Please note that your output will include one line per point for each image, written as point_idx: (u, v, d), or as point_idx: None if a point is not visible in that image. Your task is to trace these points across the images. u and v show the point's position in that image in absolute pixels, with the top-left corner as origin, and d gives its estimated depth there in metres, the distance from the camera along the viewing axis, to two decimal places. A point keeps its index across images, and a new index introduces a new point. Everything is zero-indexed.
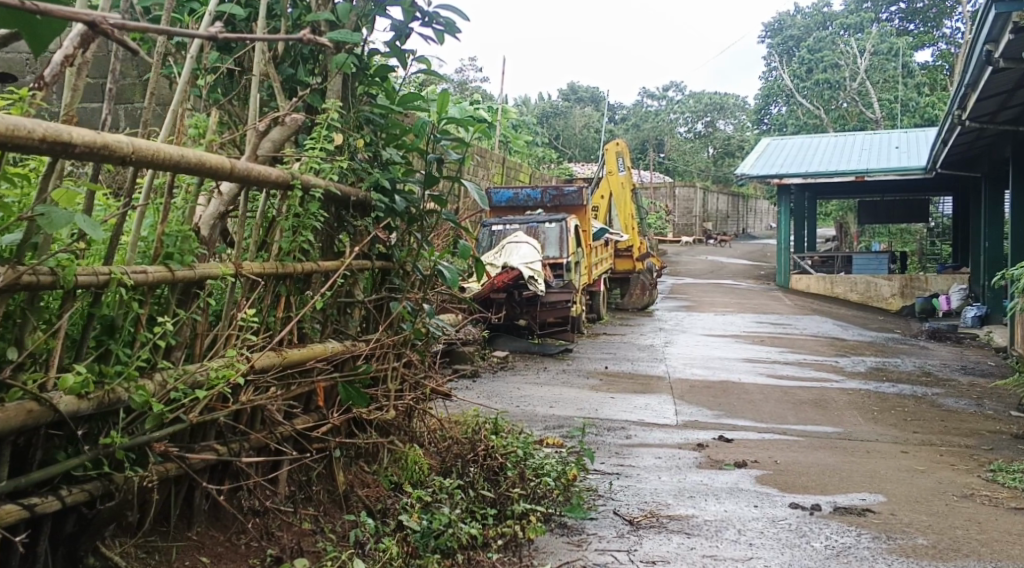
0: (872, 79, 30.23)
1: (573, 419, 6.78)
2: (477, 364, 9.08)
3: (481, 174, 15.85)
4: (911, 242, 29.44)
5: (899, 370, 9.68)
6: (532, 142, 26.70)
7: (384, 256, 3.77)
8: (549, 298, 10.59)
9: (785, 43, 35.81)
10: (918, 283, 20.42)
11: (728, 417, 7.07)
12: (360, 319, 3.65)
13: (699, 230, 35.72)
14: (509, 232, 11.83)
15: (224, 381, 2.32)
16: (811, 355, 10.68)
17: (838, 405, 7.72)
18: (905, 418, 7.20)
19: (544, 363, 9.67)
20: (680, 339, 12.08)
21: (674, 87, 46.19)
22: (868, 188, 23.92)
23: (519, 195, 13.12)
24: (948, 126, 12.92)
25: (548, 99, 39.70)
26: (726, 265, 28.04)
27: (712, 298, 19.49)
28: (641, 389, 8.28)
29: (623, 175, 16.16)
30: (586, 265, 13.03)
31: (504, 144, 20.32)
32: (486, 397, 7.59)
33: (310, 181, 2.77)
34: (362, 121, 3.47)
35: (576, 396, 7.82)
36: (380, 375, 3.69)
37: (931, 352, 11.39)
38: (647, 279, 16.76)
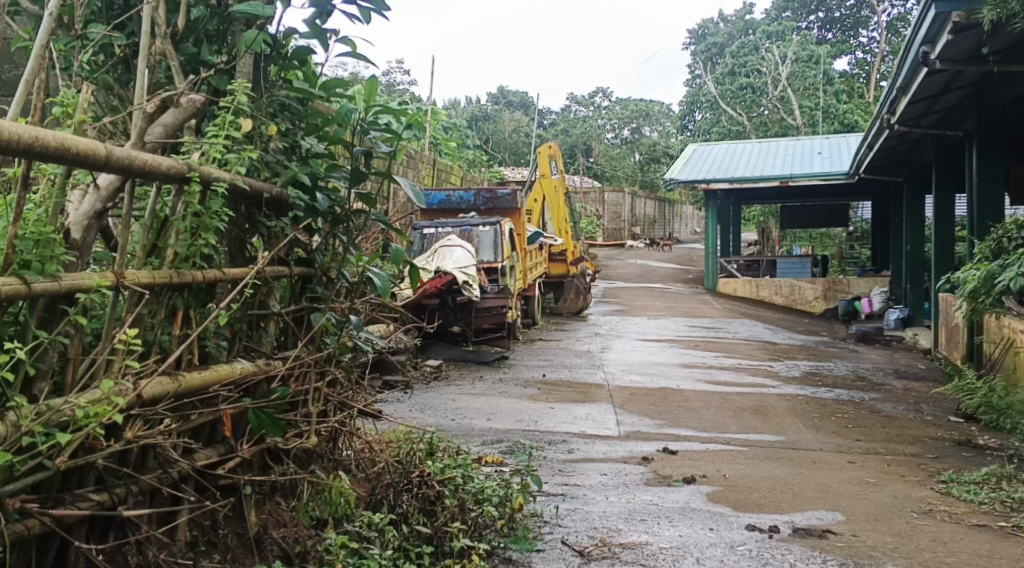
0: (794, 86, 30.81)
1: (511, 433, 6.42)
2: (409, 374, 8.65)
3: (410, 176, 15.38)
4: (832, 246, 30.15)
5: (834, 374, 9.65)
6: (461, 145, 26.29)
7: (304, 262, 3.37)
8: (484, 303, 10.22)
9: (709, 50, 36.37)
10: (841, 285, 20.77)
11: (671, 427, 6.82)
12: (277, 333, 3.23)
13: (627, 235, 35.88)
14: (441, 236, 11.43)
15: (95, 420, 1.87)
16: (747, 360, 10.59)
17: (779, 411, 7.57)
18: (846, 425, 7.09)
19: (480, 371, 9.29)
20: (616, 345, 11.87)
21: (601, 93, 46.41)
22: (794, 192, 24.32)
23: (451, 198, 12.72)
24: (875, 131, 13.08)
25: (477, 104, 39.32)
26: (655, 269, 28.13)
27: (644, 302, 19.44)
28: (580, 397, 7.98)
29: (555, 179, 15.92)
30: (520, 269, 12.73)
31: (433, 147, 19.88)
32: (419, 410, 7.17)
33: (211, 174, 2.34)
34: (276, 107, 3.06)
35: (513, 407, 7.48)
36: (300, 397, 3.28)
37: (861, 355, 11.46)
38: (581, 283, 16.56)
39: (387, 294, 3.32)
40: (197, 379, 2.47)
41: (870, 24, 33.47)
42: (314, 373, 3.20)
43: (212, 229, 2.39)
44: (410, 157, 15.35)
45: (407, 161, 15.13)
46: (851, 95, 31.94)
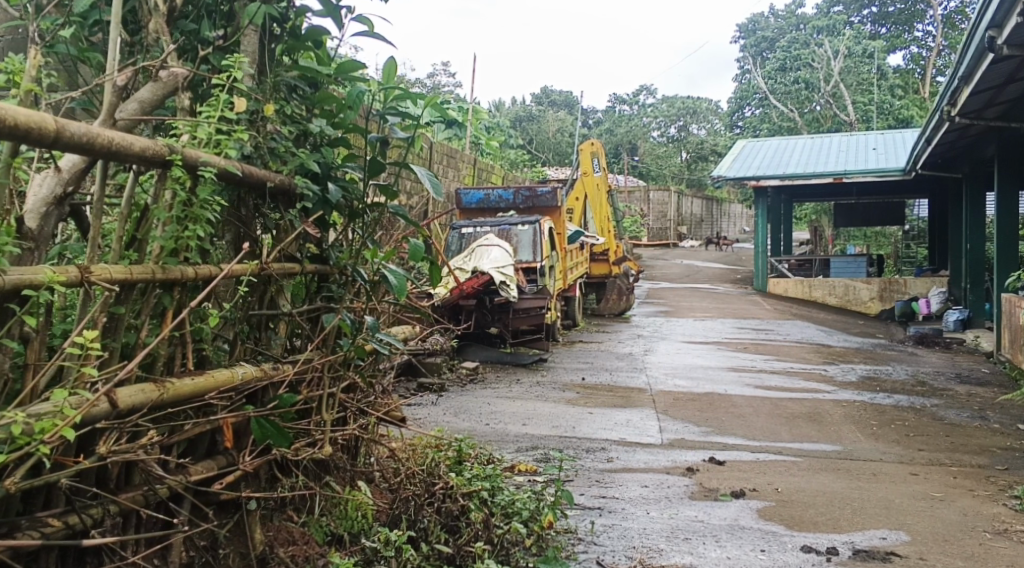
0: (846, 81, 29.94)
1: (548, 439, 6.14)
2: (444, 376, 8.42)
3: (450, 175, 15.18)
4: (886, 245, 29.20)
5: (892, 379, 9.15)
6: (504, 144, 26.08)
7: (318, 258, 3.13)
8: (522, 304, 9.92)
9: (759, 45, 35.56)
10: (897, 286, 20.01)
11: (718, 435, 6.45)
12: (288, 335, 2.99)
13: (673, 234, 35.26)
14: (480, 235, 11.19)
15: (40, 437, 1.65)
16: (798, 363, 10.14)
17: (834, 419, 7.14)
18: (907, 434, 6.64)
19: (518, 374, 9.02)
20: (660, 347, 11.49)
21: (647, 91, 45.85)
22: (847, 189, 23.57)
23: (490, 196, 12.46)
24: (934, 125, 12.49)
25: (521, 104, 39.12)
26: (701, 269, 27.55)
27: (690, 302, 18.96)
28: (622, 402, 7.65)
29: (598, 176, 15.57)
30: (561, 269, 12.44)
31: (475, 146, 19.67)
32: (453, 414, 6.93)
33: (196, 158, 2.12)
34: (284, 89, 2.83)
35: (551, 411, 7.19)
36: (313, 403, 3.03)
37: (921, 359, 10.88)
38: (624, 283, 16.19)
39: (404, 292, 3.04)
40: (189, 385, 2.24)
41: (926, 17, 32.40)
42: (329, 379, 2.96)
43: (200, 220, 2.16)
44: (450, 155, 15.14)
45: (448, 159, 14.92)
46: (906, 90, 30.93)
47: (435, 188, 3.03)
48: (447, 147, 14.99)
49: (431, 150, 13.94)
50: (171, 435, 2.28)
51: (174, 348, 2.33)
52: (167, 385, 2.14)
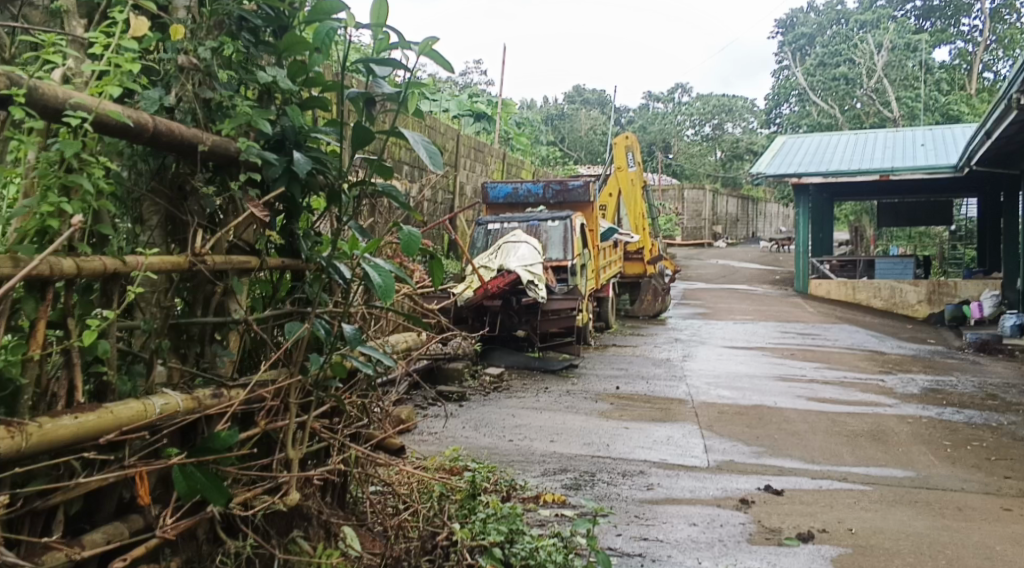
0: (889, 76, 28.73)
1: (579, 460, 5.44)
2: (466, 385, 7.74)
3: (478, 170, 14.52)
4: (932, 245, 27.94)
5: (958, 392, 8.24)
6: (536, 141, 25.39)
7: (287, 250, 2.48)
8: (551, 306, 9.19)
9: (797, 41, 34.41)
10: (946, 289, 18.93)
11: (773, 458, 5.72)
12: (243, 349, 2.36)
13: (708, 234, 34.28)
14: (506, 231, 10.51)
15: None
16: (852, 373, 9.29)
17: (901, 438, 6.32)
18: (987, 457, 5.77)
19: (545, 381, 8.30)
20: (699, 352, 10.71)
21: (681, 89, 44.91)
22: (893, 187, 22.51)
23: (519, 190, 11.75)
24: (1000, 115, 11.47)
25: (553, 102, 38.41)
26: (738, 269, 26.62)
27: (729, 304, 18.11)
28: (660, 416, 6.90)
29: (632, 171, 14.80)
30: (593, 268, 11.72)
31: (504, 142, 19.00)
32: (474, 428, 6.26)
33: (63, 98, 1.62)
34: (234, 26, 2.19)
35: (582, 426, 6.48)
36: (277, 436, 2.38)
37: (986, 368, 9.94)
38: (659, 284, 15.40)
39: (389, 294, 2.35)
40: (68, 426, 1.66)
41: (972, 11, 31.06)
42: (295, 407, 2.32)
43: (79, 187, 1.67)
44: (478, 149, 14.49)
45: (475, 154, 14.26)
46: (952, 86, 29.64)
47: (431, 158, 2.34)
48: (475, 140, 14.33)
49: (458, 143, 13.28)
50: (41, 500, 1.68)
51: (57, 374, 1.76)
52: (22, 431, 1.56)
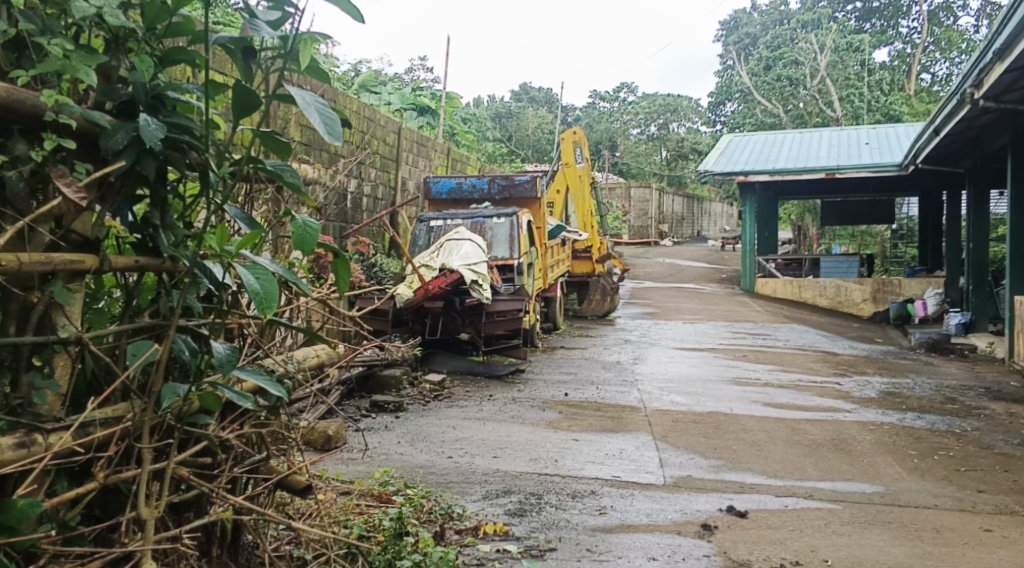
0: (832, 76, 28.94)
1: (524, 480, 4.95)
2: (404, 393, 7.20)
3: (420, 165, 13.95)
4: (873, 244, 28.19)
5: (916, 395, 7.99)
6: (481, 138, 24.85)
7: (144, 247, 2.01)
8: (495, 307, 8.68)
9: (742, 40, 34.25)
10: (890, 287, 18.98)
11: (732, 472, 5.31)
12: (79, 372, 1.88)
13: (654, 232, 34.18)
14: (449, 228, 9.98)
15: None
16: (806, 375, 8.99)
17: (864, 448, 5.99)
18: (957, 468, 5.47)
19: (488, 388, 7.79)
20: (650, 354, 10.33)
21: (627, 88, 44.87)
22: (838, 186, 22.58)
23: (463, 185, 11.21)
24: (950, 112, 11.38)
25: (499, 100, 37.88)
26: (685, 268, 26.46)
27: (677, 304, 17.83)
28: (612, 426, 6.45)
29: (581, 167, 14.39)
30: (541, 267, 11.26)
31: (449, 137, 18.46)
32: (410, 442, 5.73)
33: None
34: None
35: (529, 438, 5.99)
36: (126, 486, 1.91)
37: (939, 370, 9.75)
38: (608, 283, 15.01)
39: (270, 304, 1.91)
40: None
41: (911, 13, 31.50)
42: (148, 454, 1.85)
43: None
44: (421, 143, 13.92)
45: (418, 148, 13.67)
46: (893, 87, 29.97)
47: (327, 126, 1.85)
48: (417, 134, 13.75)
49: (399, 137, 12.68)
50: None
51: None
52: None
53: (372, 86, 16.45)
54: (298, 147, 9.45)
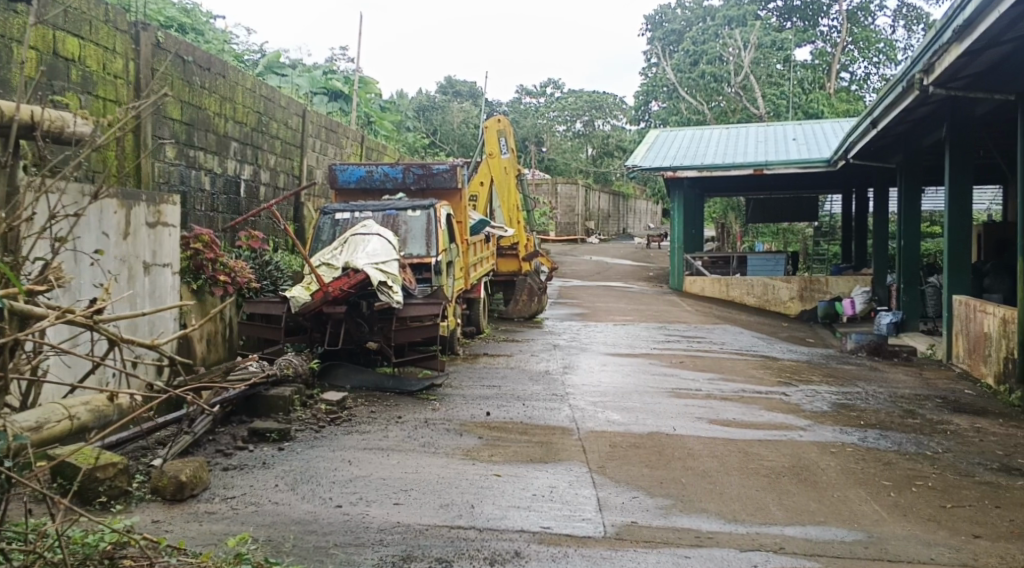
0: (756, 73, 28.64)
1: (431, 540, 3.89)
2: (293, 417, 6.10)
3: (331, 152, 12.82)
4: (797, 242, 28.07)
5: (871, 408, 7.27)
6: (401, 129, 23.63)
7: None
8: (407, 311, 7.58)
9: (667, 37, 33.48)
10: (819, 285, 18.67)
11: (684, 516, 4.37)
12: None
13: (581, 230, 33.42)
14: (357, 221, 8.86)
15: None
16: (750, 385, 8.23)
17: (832, 478, 5.18)
18: (941, 505, 4.73)
19: (397, 407, 6.70)
20: (581, 361, 9.43)
21: (553, 84, 44.03)
22: (766, 182, 22.25)
23: (373, 174, 10.09)
24: (892, 102, 10.91)
25: (423, 94, 36.51)
26: (612, 266, 25.75)
27: (606, 303, 17.02)
28: (540, 454, 5.45)
29: (505, 158, 13.43)
30: (462, 265, 10.23)
31: (364, 125, 17.26)
32: (292, 485, 4.64)
33: None
34: None
35: (441, 475, 4.93)
36: None
37: (888, 377, 9.11)
38: (534, 283, 13.97)
39: None
40: None
41: (831, 13, 31.51)
42: None
43: None
44: (330, 129, 12.79)
45: (327, 134, 12.56)
46: (814, 85, 29.87)
47: None
48: (326, 119, 12.59)
49: (303, 120, 11.53)
50: None
51: None
52: None
53: (278, 68, 15.15)
54: (180, 128, 8.30)
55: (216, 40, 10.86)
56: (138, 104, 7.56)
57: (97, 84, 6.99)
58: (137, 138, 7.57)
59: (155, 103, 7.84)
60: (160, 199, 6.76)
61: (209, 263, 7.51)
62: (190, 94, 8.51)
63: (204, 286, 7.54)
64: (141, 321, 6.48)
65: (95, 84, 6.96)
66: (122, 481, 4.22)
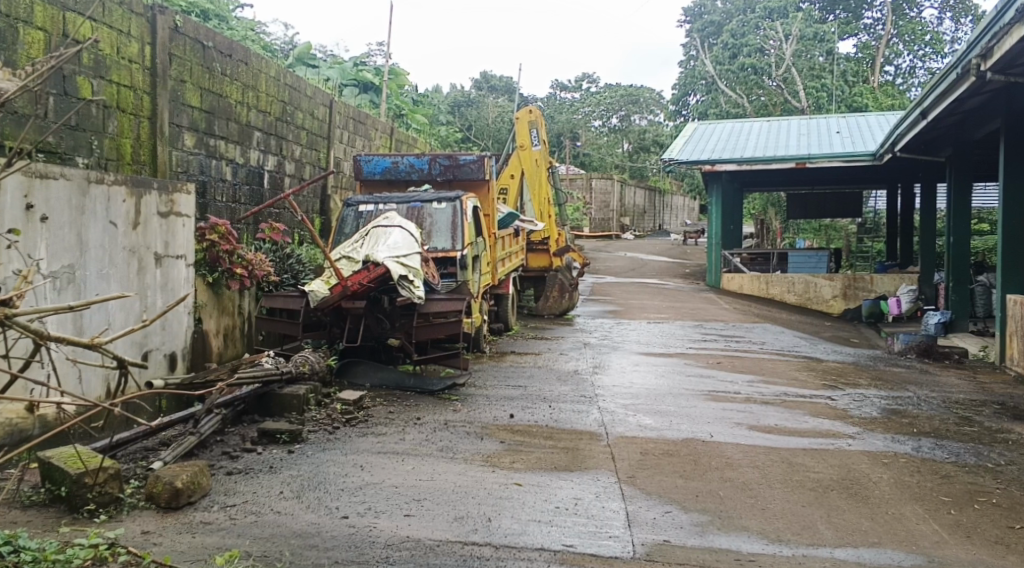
0: (797, 67, 27.84)
1: (440, 559, 3.53)
2: (307, 417, 5.80)
3: (359, 144, 12.56)
4: (838, 239, 27.24)
5: (924, 415, 6.77)
6: (434, 122, 23.34)
7: None
8: (429, 307, 7.24)
9: (705, 29, 32.80)
10: (862, 283, 18.01)
11: (721, 535, 3.97)
12: None
13: (616, 226, 32.87)
14: (380, 213, 8.56)
15: None
16: (792, 388, 7.77)
17: (885, 493, 4.73)
18: (1010, 526, 4.26)
19: (416, 408, 6.37)
20: (612, 361, 9.03)
21: (589, 78, 43.45)
22: (807, 178, 21.57)
23: (398, 165, 9.77)
24: (946, 91, 10.29)
25: (458, 89, 36.21)
26: (647, 262, 25.22)
27: (640, 300, 16.55)
28: (566, 462, 5.08)
29: (536, 151, 13.06)
30: (490, 259, 9.89)
31: (395, 117, 16.98)
32: (298, 493, 4.31)
33: None
34: None
35: (457, 484, 4.57)
36: None
37: (941, 381, 8.56)
38: (566, 279, 13.55)
39: None
40: None
41: (876, 4, 30.55)
42: None
43: None
44: (359, 120, 12.53)
45: (355, 125, 12.31)
46: (857, 78, 28.98)
47: None
48: (354, 109, 12.33)
49: (330, 111, 11.28)
50: None
51: None
52: None
53: (310, 60, 14.91)
54: (200, 115, 8.05)
55: (242, 30, 10.63)
56: (155, 90, 7.32)
57: (111, 68, 6.76)
58: (155, 125, 7.35)
59: (173, 90, 7.61)
60: (173, 188, 6.50)
61: (225, 255, 7.28)
62: (211, 81, 8.25)
63: (220, 279, 7.30)
64: (153, 318, 6.28)
65: (108, 68, 6.74)
66: (113, 487, 3.94)
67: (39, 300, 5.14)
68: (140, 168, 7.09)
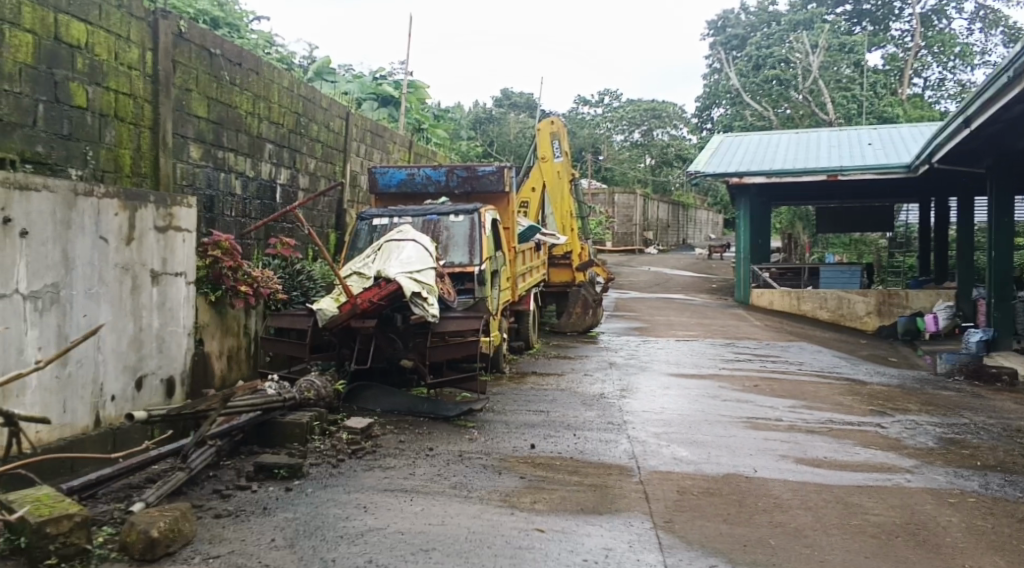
0: (824, 79, 27.21)
1: None
2: (311, 448, 5.32)
3: (376, 157, 12.15)
4: (869, 253, 26.44)
5: (986, 445, 6.16)
6: (455, 136, 22.98)
7: None
8: (445, 326, 6.76)
9: (728, 42, 32.29)
10: (897, 299, 17.30)
11: None
12: None
13: (639, 241, 32.30)
14: (395, 226, 8.11)
15: None
16: (836, 414, 7.18)
17: (958, 541, 4.15)
18: None
19: (430, 437, 5.88)
20: (640, 382, 8.49)
21: (611, 93, 43.00)
22: (837, 191, 20.91)
23: (415, 177, 9.33)
24: (994, 97, 9.68)
25: (479, 105, 35.97)
26: (672, 278, 24.61)
27: (667, 317, 15.99)
28: (593, 501, 4.56)
29: (559, 163, 12.57)
30: (510, 274, 9.41)
31: (414, 131, 16.62)
32: (292, 540, 3.82)
33: None
34: None
35: (471, 529, 4.05)
36: None
37: (997, 406, 7.91)
38: (590, 294, 13.03)
39: None
40: None
41: (904, 15, 29.86)
42: None
43: None
44: (376, 132, 12.13)
45: (372, 138, 11.90)
46: (886, 90, 28.28)
47: None
48: (371, 122, 11.93)
49: (347, 122, 10.88)
50: None
51: None
52: None
53: (328, 74, 14.58)
54: (206, 126, 7.65)
55: (254, 40, 10.27)
56: (157, 98, 6.93)
57: (108, 75, 6.37)
58: (158, 135, 6.95)
59: (177, 99, 7.21)
60: (172, 201, 6.08)
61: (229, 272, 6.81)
62: (218, 91, 7.86)
63: (223, 298, 6.88)
64: (147, 340, 5.83)
65: (106, 74, 6.35)
66: (79, 537, 3.48)
67: (17, 321, 4.70)
68: (140, 180, 6.69)
